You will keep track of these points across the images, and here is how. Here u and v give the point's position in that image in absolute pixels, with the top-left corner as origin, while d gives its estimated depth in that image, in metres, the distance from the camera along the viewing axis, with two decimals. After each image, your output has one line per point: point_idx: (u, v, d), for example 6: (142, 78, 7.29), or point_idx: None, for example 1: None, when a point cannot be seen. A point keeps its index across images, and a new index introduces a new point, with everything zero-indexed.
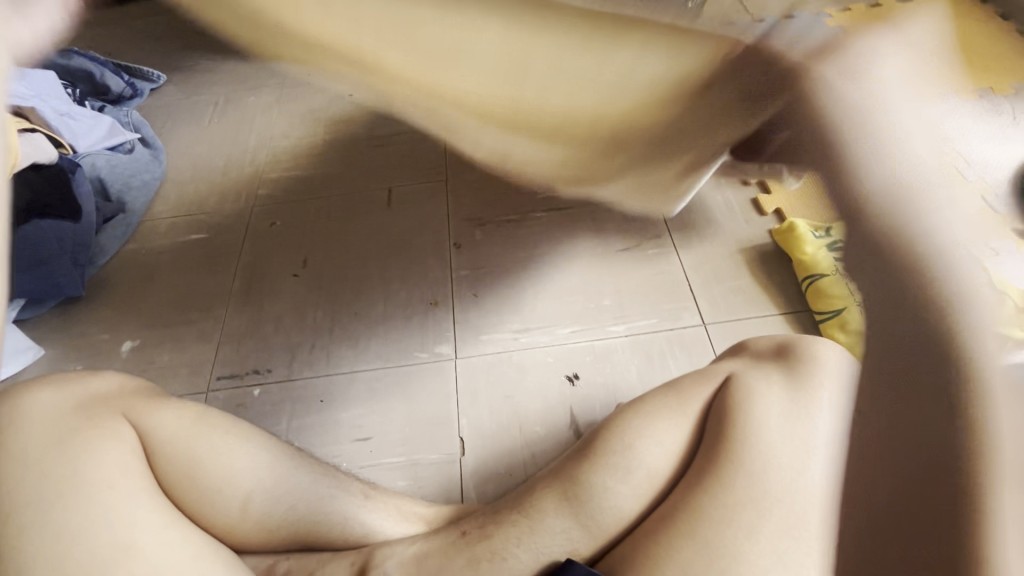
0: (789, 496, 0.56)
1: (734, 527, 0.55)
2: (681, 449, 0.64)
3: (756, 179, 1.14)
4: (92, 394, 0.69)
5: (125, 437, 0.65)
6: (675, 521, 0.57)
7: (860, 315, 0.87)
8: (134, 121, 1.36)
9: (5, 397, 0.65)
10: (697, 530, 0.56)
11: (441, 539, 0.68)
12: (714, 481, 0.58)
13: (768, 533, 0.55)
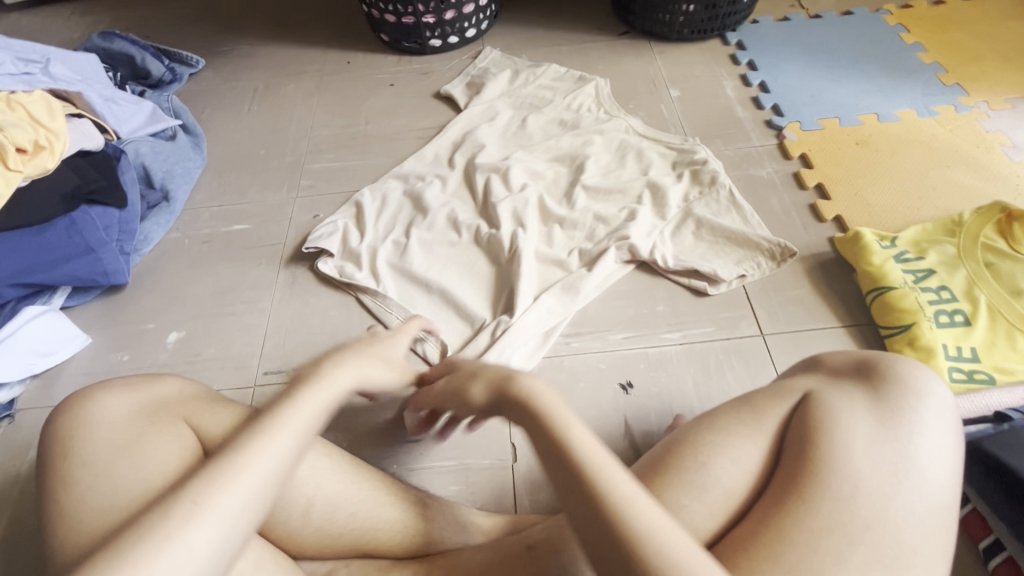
0: (879, 522, 0.54)
1: (822, 554, 0.53)
2: (758, 468, 0.62)
3: (815, 184, 1.10)
4: (154, 397, 0.67)
5: (188, 441, 0.65)
6: (759, 542, 0.55)
7: (930, 331, 0.84)
8: (174, 108, 1.33)
9: (72, 401, 0.66)
10: (782, 554, 0.53)
11: (505, 552, 0.67)
12: (800, 503, 0.56)
13: (858, 560, 0.53)
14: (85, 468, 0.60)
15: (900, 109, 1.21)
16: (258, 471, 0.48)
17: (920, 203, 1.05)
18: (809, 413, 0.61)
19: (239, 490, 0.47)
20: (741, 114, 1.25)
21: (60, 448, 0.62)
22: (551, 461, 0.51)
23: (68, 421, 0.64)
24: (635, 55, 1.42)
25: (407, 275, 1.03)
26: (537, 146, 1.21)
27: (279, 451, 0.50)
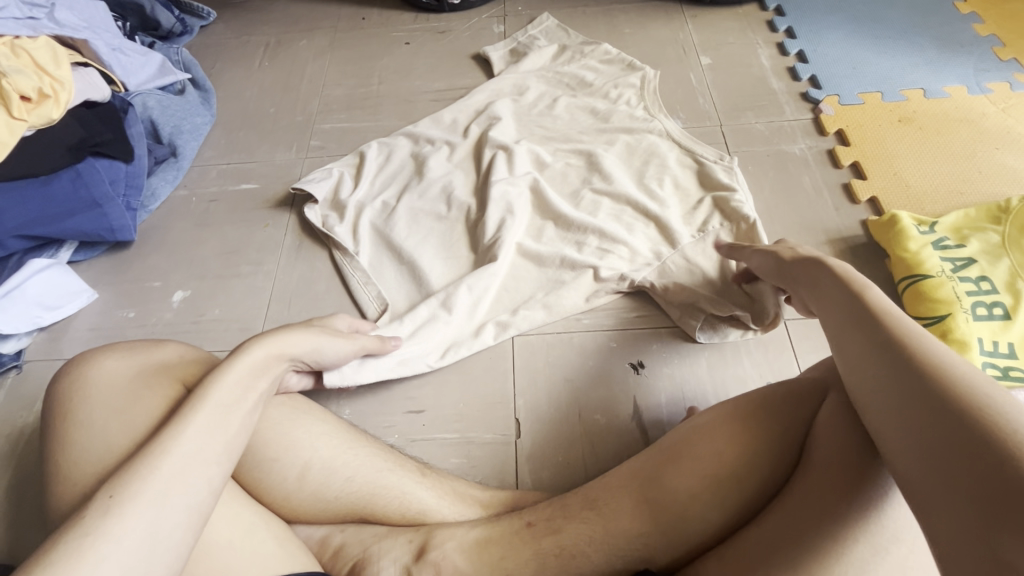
0: (905, 535, 0.51)
1: (843, 561, 0.51)
2: (777, 466, 0.60)
3: (850, 163, 1.04)
4: (155, 361, 0.67)
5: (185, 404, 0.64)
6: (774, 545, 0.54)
7: (965, 323, 0.79)
8: (184, 60, 1.29)
9: (75, 365, 0.66)
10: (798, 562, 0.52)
11: (503, 527, 0.66)
12: (822, 509, 0.53)
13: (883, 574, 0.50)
14: (86, 428, 0.60)
15: (949, 85, 1.12)
16: (180, 460, 0.48)
17: (964, 186, 0.98)
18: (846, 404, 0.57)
19: (170, 489, 0.46)
20: (775, 86, 1.18)
21: (63, 410, 0.62)
22: (851, 330, 0.52)
23: (70, 384, 0.64)
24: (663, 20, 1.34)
25: (409, 244, 1.00)
26: (556, 116, 1.16)
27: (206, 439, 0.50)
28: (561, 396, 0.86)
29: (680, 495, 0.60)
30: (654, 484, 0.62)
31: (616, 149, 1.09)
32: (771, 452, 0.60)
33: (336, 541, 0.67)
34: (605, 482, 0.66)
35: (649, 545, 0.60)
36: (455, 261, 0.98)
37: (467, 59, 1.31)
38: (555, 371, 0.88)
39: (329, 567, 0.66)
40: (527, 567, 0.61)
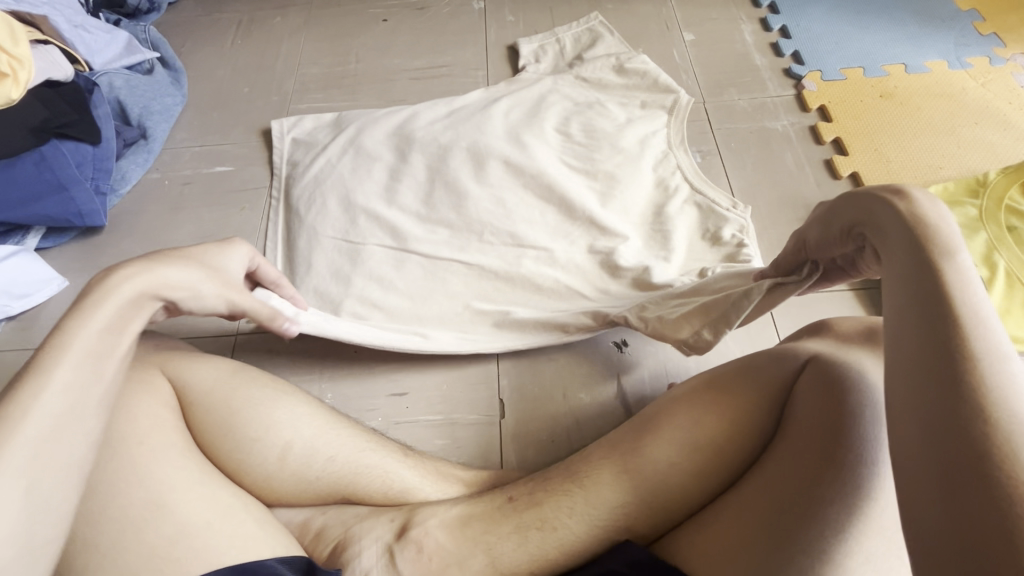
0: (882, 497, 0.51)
1: (822, 525, 0.50)
2: (755, 431, 0.60)
3: (832, 139, 1.04)
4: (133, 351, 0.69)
5: (164, 393, 0.66)
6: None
7: None
8: (152, 38, 1.23)
9: None
10: (778, 527, 0.52)
11: (485, 503, 0.65)
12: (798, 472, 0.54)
13: (859, 533, 0.50)
14: None
15: (930, 60, 1.12)
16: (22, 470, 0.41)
17: (944, 161, 0.99)
18: (821, 373, 0.56)
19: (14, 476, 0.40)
20: (759, 62, 1.17)
21: None
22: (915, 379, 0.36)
23: None
24: (587, 20, 1.25)
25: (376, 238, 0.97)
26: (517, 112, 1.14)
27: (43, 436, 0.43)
28: (546, 380, 0.85)
29: (658, 465, 0.61)
30: (634, 455, 0.63)
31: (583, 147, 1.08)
32: (746, 422, 0.60)
33: (317, 524, 0.67)
34: (585, 454, 0.67)
35: (630, 514, 0.61)
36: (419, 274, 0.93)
37: (448, 36, 1.28)
38: (539, 351, 0.87)
39: (311, 549, 0.65)
40: (508, 542, 0.61)
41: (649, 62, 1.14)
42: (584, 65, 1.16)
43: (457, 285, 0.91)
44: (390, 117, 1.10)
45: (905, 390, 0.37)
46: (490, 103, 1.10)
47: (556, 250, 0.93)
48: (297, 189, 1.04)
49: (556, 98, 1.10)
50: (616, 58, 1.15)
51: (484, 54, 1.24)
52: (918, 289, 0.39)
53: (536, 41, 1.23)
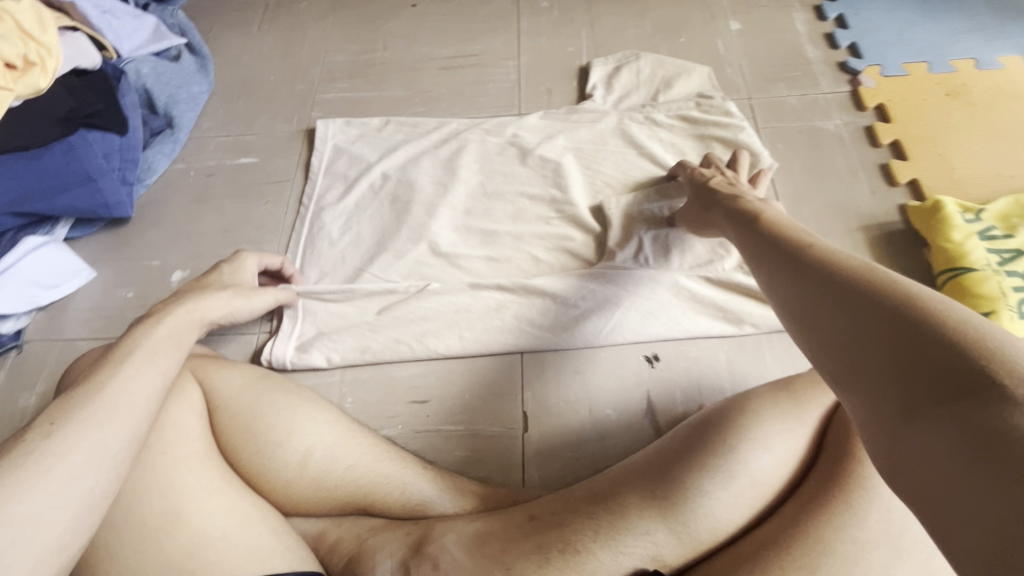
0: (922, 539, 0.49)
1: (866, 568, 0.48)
2: (795, 460, 0.56)
3: (890, 142, 0.96)
4: None
5: (194, 400, 0.65)
6: (797, 547, 0.50)
7: (1010, 322, 0.73)
8: (180, 23, 1.21)
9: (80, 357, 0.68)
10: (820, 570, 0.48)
11: (504, 522, 0.61)
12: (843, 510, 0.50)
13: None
14: None
15: (1004, 55, 1.03)
16: (103, 422, 0.47)
17: (1016, 169, 0.90)
18: None
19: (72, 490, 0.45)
20: (811, 54, 1.09)
21: None
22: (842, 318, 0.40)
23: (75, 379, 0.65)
24: (693, 64, 1.09)
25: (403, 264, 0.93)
26: (578, 127, 1.04)
27: (130, 410, 0.50)
28: (573, 394, 0.82)
29: (697, 492, 0.55)
30: (669, 478, 0.57)
31: (620, 146, 1.01)
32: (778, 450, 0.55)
33: (332, 536, 0.65)
34: (615, 473, 0.61)
35: (660, 545, 0.55)
36: (442, 297, 0.89)
37: (478, 23, 1.23)
38: (564, 362, 0.84)
39: (325, 561, 0.63)
40: (528, 563, 0.56)
41: (734, 116, 1.00)
42: (656, 108, 1.04)
43: (490, 327, 0.86)
44: (414, 127, 1.08)
45: (847, 335, 0.39)
46: (544, 139, 1.03)
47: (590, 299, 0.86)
48: (322, 199, 1.02)
49: (610, 125, 1.03)
50: (696, 104, 1.03)
51: (516, 42, 1.18)
52: (795, 264, 0.47)
53: (613, 62, 1.11)
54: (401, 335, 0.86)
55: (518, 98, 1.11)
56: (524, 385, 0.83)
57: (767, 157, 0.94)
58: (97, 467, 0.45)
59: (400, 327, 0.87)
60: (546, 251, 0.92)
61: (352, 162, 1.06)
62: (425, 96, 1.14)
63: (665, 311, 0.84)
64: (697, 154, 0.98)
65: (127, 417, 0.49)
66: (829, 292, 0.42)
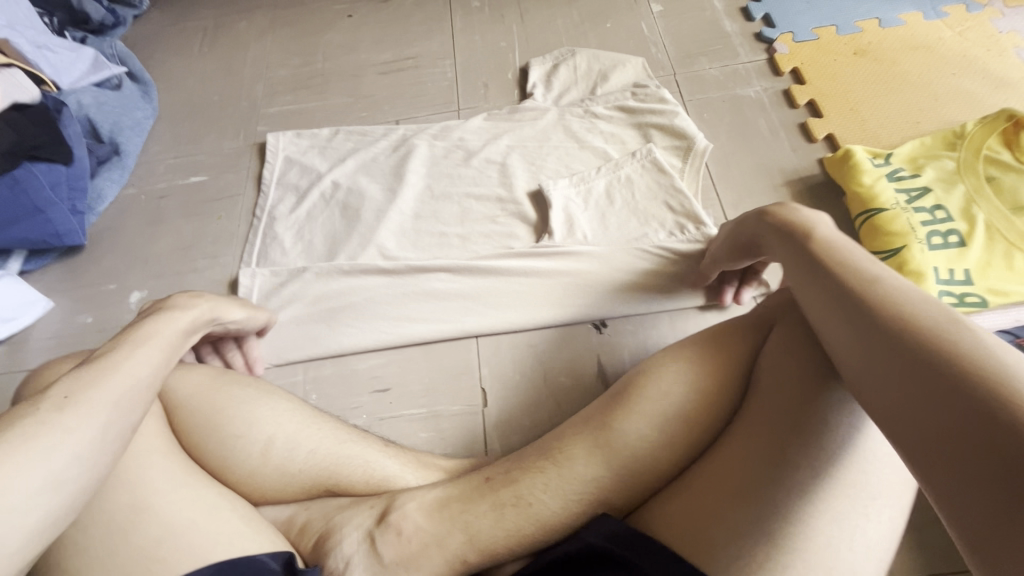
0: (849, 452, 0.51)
1: (786, 486, 0.50)
2: (724, 398, 0.59)
3: (806, 101, 1.02)
4: None
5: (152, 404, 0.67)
6: (728, 475, 0.53)
7: (921, 254, 0.79)
8: (118, 53, 1.24)
9: (36, 374, 0.69)
10: (749, 490, 0.51)
11: (463, 485, 0.64)
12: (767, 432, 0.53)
13: (822, 490, 0.50)
14: None
15: (905, 12, 1.09)
16: (109, 397, 0.46)
17: (922, 115, 0.97)
18: (785, 332, 0.58)
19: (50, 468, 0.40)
20: (728, 28, 1.15)
21: None
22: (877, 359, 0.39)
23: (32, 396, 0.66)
24: (626, 56, 1.12)
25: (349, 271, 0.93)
26: (516, 117, 1.08)
27: (134, 382, 0.50)
28: (530, 367, 0.85)
29: (632, 436, 0.59)
30: (609, 427, 0.61)
31: (557, 131, 1.05)
32: (711, 387, 0.59)
33: (301, 519, 0.66)
34: (560, 429, 0.65)
35: (606, 490, 0.59)
36: (398, 298, 0.91)
37: (414, 27, 1.26)
38: (517, 338, 0.87)
39: (297, 543, 0.65)
40: (485, 520, 0.60)
41: (669, 102, 1.03)
42: (595, 101, 1.07)
43: (445, 327, 0.88)
44: (361, 133, 1.11)
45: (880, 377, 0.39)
46: (489, 141, 1.06)
47: (543, 291, 0.89)
48: (274, 208, 1.05)
49: (551, 117, 1.07)
50: (631, 93, 1.06)
51: (451, 42, 1.22)
52: (824, 287, 0.46)
53: (551, 60, 1.15)
54: (364, 339, 0.89)
55: (457, 95, 1.15)
56: (484, 367, 0.86)
57: (701, 139, 0.97)
58: (87, 445, 0.43)
59: (362, 330, 0.89)
60: (493, 248, 0.94)
61: (302, 172, 1.08)
62: (368, 101, 1.17)
63: (604, 283, 0.88)
64: (637, 143, 1.01)
65: (128, 404, 0.48)
66: (906, 353, 0.38)
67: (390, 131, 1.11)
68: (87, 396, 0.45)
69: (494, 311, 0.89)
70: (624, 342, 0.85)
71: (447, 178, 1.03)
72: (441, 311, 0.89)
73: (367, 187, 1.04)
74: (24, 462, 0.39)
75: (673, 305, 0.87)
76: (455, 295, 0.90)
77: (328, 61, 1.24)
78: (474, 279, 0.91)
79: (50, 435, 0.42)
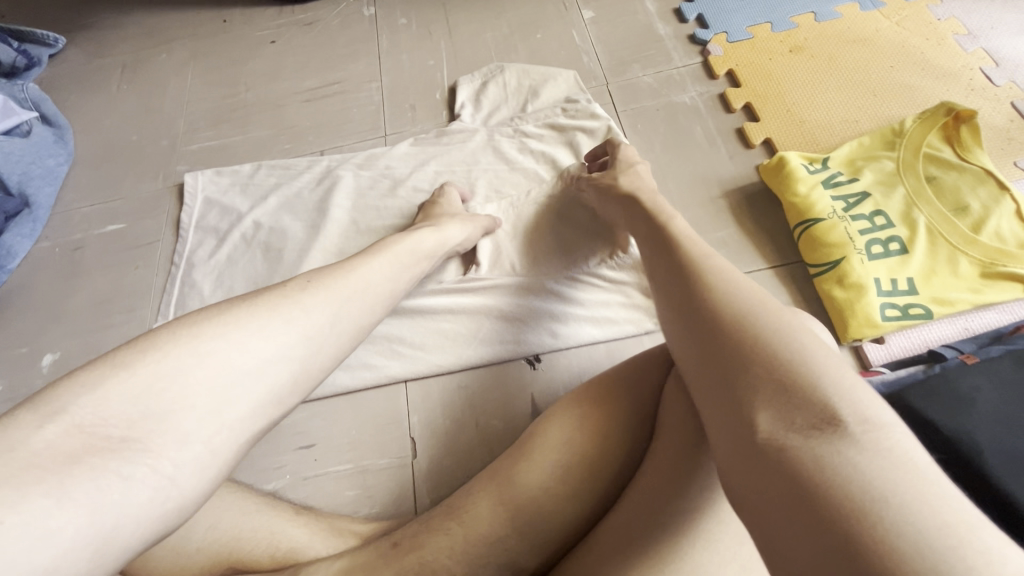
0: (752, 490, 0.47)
1: (693, 537, 0.47)
2: (631, 442, 0.55)
3: (742, 105, 0.97)
4: None
5: None
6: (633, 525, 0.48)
7: (861, 265, 0.75)
8: (32, 97, 1.18)
9: None
10: (653, 545, 0.47)
11: (368, 553, 0.58)
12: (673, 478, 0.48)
13: (728, 540, 0.47)
14: None
15: (841, 4, 1.05)
16: (286, 311, 0.47)
17: (860, 113, 0.92)
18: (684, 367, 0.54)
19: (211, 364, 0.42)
20: (662, 31, 1.10)
21: None
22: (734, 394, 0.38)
23: None
24: (557, 70, 1.07)
25: None
26: (444, 140, 1.03)
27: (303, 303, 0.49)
28: (462, 411, 0.80)
29: (536, 490, 0.54)
30: (512, 481, 0.56)
31: (486, 153, 1.00)
32: (617, 429, 0.55)
33: None
34: (467, 484, 0.60)
35: (513, 551, 0.53)
36: None
37: (339, 50, 1.21)
38: (446, 379, 0.82)
39: None
40: None
41: (601, 117, 0.98)
42: (524, 119, 1.02)
43: (371, 375, 0.83)
44: (284, 166, 1.06)
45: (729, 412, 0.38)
46: (415, 167, 1.01)
47: (472, 328, 0.84)
48: (194, 254, 0.99)
49: (479, 137, 1.02)
50: (562, 109, 1.01)
51: (377, 64, 1.17)
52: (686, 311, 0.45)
53: (480, 78, 1.09)
54: None
55: (383, 120, 1.10)
56: (413, 413, 0.81)
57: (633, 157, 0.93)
58: (284, 326, 0.47)
59: None
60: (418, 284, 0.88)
61: (222, 213, 1.03)
62: (291, 131, 1.12)
63: (535, 316, 0.84)
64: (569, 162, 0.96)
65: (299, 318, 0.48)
66: (755, 388, 0.37)
67: (313, 162, 1.05)
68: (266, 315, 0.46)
69: (420, 353, 0.84)
70: (558, 375, 0.81)
71: (373, 210, 0.98)
72: (366, 357, 0.84)
73: (290, 226, 0.98)
74: (205, 354, 0.42)
75: (608, 333, 0.82)
76: (380, 339, 0.85)
77: (250, 92, 1.19)
78: (399, 320, 0.86)
79: (203, 343, 0.43)
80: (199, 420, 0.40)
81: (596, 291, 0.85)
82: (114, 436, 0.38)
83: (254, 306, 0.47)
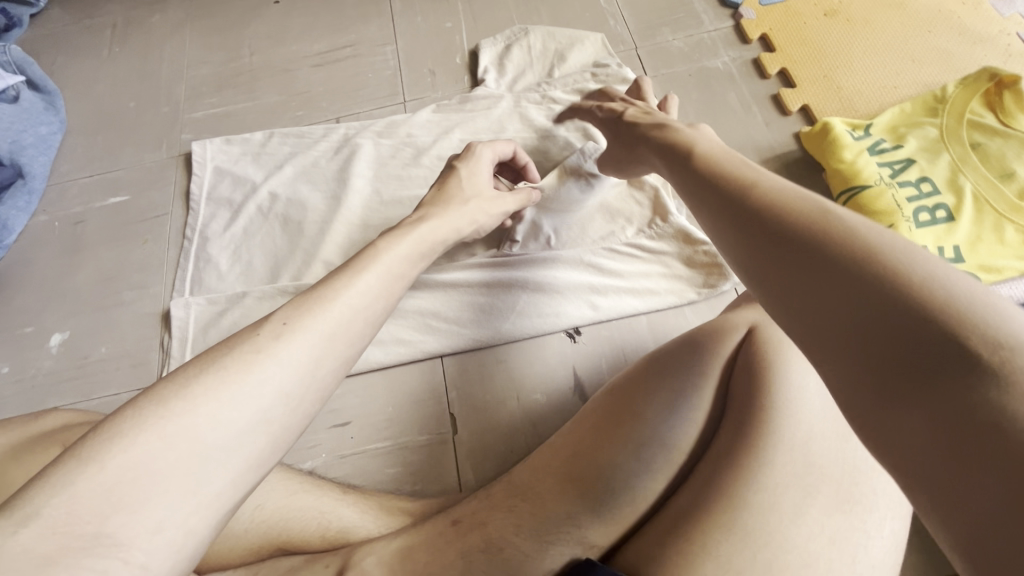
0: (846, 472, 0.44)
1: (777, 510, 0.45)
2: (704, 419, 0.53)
3: (777, 71, 0.95)
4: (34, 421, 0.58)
5: None
6: (714, 504, 0.46)
7: (909, 232, 0.73)
8: (15, 59, 1.07)
9: None
10: (735, 521, 0.45)
11: (428, 531, 0.57)
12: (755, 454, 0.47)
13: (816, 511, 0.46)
14: None
15: None
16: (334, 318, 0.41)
17: (898, 79, 0.90)
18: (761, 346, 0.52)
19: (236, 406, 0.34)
20: None
21: None
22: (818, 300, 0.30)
23: None
24: (584, 33, 1.03)
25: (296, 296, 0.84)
26: (468, 107, 0.98)
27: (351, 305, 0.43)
28: (501, 386, 0.78)
29: (606, 464, 0.52)
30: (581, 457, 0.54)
31: (513, 121, 0.96)
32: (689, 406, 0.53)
33: None
34: (531, 463, 0.58)
35: (586, 528, 0.51)
36: None
37: (349, 11, 1.14)
38: (483, 354, 0.80)
39: None
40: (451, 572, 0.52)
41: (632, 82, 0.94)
42: (552, 85, 0.98)
43: (405, 351, 0.80)
44: (298, 134, 1.00)
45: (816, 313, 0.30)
46: (439, 136, 0.96)
47: (507, 301, 0.82)
48: (207, 227, 0.94)
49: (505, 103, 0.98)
50: (592, 73, 0.97)
51: (391, 26, 1.11)
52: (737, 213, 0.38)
53: (502, 41, 1.04)
54: None
55: (401, 86, 1.05)
56: (451, 389, 0.78)
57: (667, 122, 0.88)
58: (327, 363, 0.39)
59: None
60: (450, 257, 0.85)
61: (235, 185, 0.97)
62: (302, 98, 1.06)
63: (573, 289, 0.81)
64: None
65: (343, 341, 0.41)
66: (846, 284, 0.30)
67: (330, 129, 1.00)
68: (308, 322, 0.39)
69: (455, 326, 0.81)
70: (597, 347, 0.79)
71: (397, 180, 0.94)
72: (400, 333, 0.81)
73: (309, 197, 0.94)
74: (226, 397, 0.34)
75: (648, 305, 0.80)
76: (414, 314, 0.82)
77: (255, 55, 1.12)
78: (432, 294, 0.83)
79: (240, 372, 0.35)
80: (205, 478, 0.32)
81: (635, 262, 0.82)
82: (89, 530, 0.28)
83: (292, 310, 0.40)
